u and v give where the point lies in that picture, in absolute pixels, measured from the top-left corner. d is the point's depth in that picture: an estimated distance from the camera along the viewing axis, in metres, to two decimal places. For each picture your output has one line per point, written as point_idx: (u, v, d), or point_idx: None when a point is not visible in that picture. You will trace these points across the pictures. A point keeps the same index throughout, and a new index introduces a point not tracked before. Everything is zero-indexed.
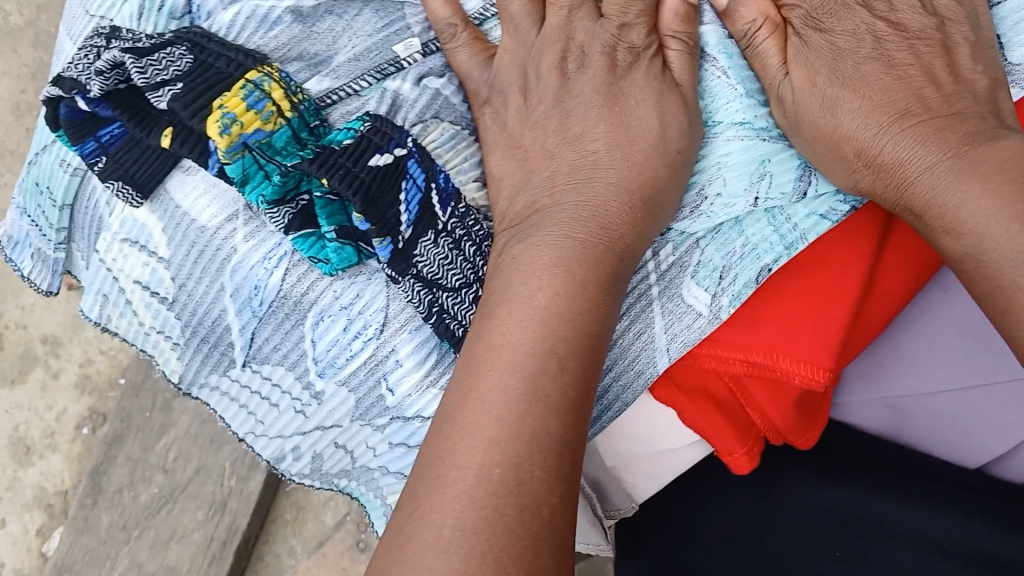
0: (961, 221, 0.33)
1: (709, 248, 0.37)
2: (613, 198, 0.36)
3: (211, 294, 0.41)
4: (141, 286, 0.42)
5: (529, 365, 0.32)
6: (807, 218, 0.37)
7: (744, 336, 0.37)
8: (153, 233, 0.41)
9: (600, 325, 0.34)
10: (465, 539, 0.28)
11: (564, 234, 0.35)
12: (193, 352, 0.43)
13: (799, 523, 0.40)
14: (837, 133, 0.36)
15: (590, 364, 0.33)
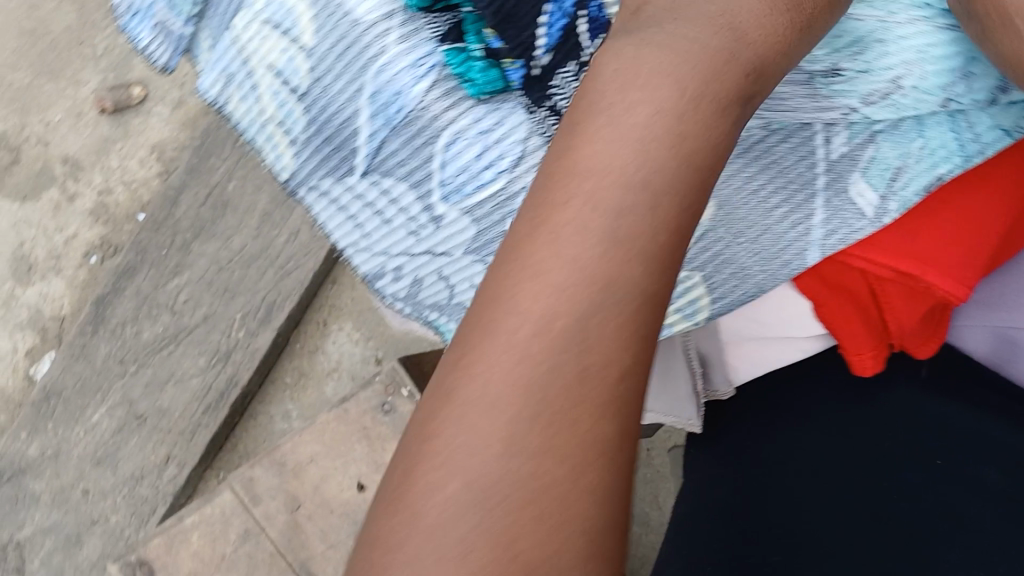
0: None
1: (884, 144, 0.36)
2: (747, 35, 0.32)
3: (348, 92, 0.39)
4: (274, 73, 0.40)
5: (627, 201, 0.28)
6: (990, 131, 0.36)
7: (906, 243, 0.37)
8: (301, 19, 0.39)
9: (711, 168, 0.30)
10: (537, 382, 0.27)
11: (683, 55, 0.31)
12: (311, 150, 0.41)
13: (901, 428, 0.42)
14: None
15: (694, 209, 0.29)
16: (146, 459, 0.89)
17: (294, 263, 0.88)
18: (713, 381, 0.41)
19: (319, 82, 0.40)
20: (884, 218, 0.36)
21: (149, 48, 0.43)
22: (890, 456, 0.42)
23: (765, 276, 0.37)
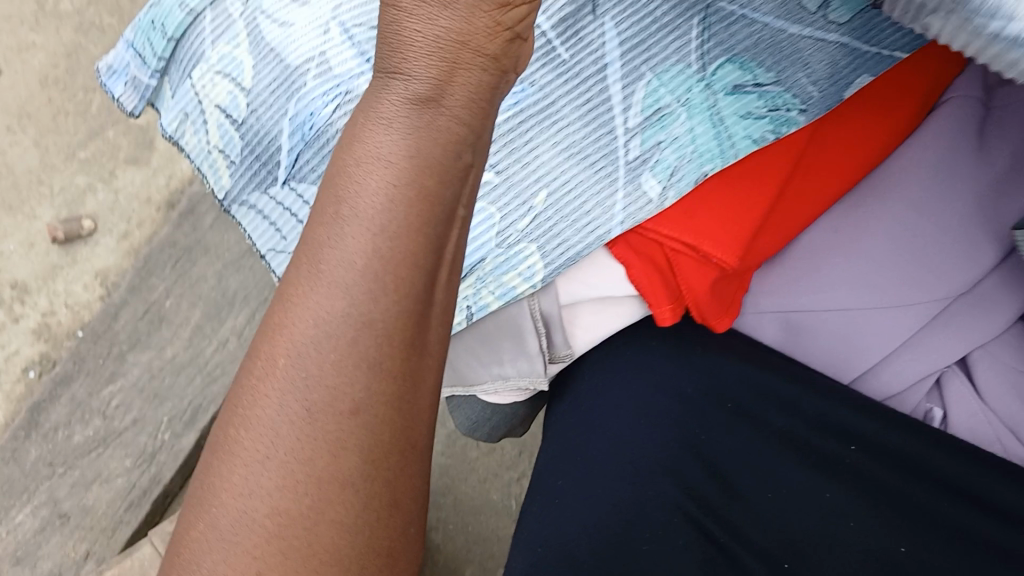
0: None
1: (666, 150, 0.49)
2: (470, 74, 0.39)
3: (275, 116, 0.51)
4: (220, 110, 0.52)
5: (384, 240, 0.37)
6: (743, 139, 0.49)
7: (688, 219, 0.49)
8: (244, 69, 0.51)
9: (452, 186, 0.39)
10: (294, 434, 0.36)
11: (415, 101, 0.38)
12: (245, 169, 0.53)
13: (705, 375, 0.53)
14: None
15: (437, 233, 0.39)
16: (65, 557, 0.92)
17: (220, 369, 0.97)
18: (555, 343, 0.52)
19: (254, 113, 0.51)
20: (665, 202, 0.48)
21: (122, 99, 0.56)
22: (694, 401, 0.53)
23: (583, 246, 0.48)
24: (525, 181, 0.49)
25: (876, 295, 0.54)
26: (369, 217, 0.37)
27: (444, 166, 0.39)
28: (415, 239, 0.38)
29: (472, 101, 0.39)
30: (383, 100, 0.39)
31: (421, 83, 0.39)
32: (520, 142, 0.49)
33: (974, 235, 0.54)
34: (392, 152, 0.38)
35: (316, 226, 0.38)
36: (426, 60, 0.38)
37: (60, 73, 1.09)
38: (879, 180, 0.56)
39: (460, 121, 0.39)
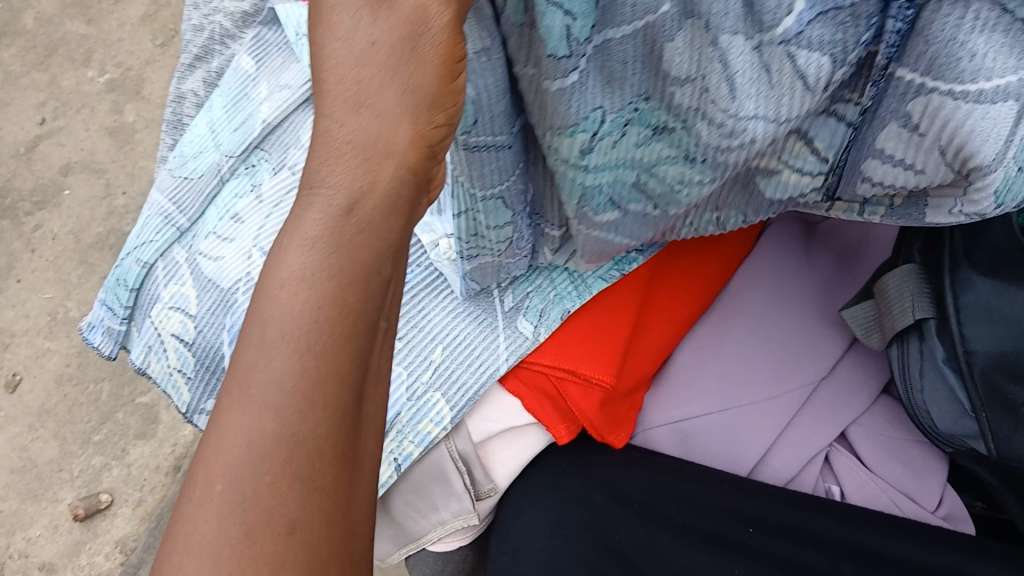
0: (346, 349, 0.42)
1: (534, 298, 0.60)
2: (380, 186, 0.43)
3: (217, 331, 0.62)
4: (176, 337, 0.63)
5: (306, 358, 0.42)
6: (595, 279, 0.59)
7: (559, 349, 0.58)
8: (189, 299, 0.63)
9: (366, 298, 0.43)
10: (224, 546, 0.41)
11: (323, 216, 0.43)
12: (200, 381, 0.64)
13: (608, 482, 0.60)
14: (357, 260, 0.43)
15: (352, 347, 0.43)
16: None
17: None
18: (477, 480, 0.60)
19: (201, 333, 0.62)
20: (538, 338, 0.58)
21: (100, 345, 0.68)
22: (600, 506, 0.59)
23: (478, 385, 0.58)
24: (423, 341, 0.59)
25: (748, 391, 0.62)
26: (293, 339, 0.42)
27: (364, 279, 0.43)
28: (339, 359, 0.42)
29: (385, 211, 0.44)
30: (305, 215, 0.43)
31: (335, 195, 0.43)
32: (413, 310, 0.60)
33: (818, 330, 0.64)
34: (306, 268, 0.42)
35: (245, 349, 0.43)
36: (353, 172, 0.43)
37: (72, 370, 1.21)
38: (725, 303, 0.65)
39: (374, 235, 0.43)
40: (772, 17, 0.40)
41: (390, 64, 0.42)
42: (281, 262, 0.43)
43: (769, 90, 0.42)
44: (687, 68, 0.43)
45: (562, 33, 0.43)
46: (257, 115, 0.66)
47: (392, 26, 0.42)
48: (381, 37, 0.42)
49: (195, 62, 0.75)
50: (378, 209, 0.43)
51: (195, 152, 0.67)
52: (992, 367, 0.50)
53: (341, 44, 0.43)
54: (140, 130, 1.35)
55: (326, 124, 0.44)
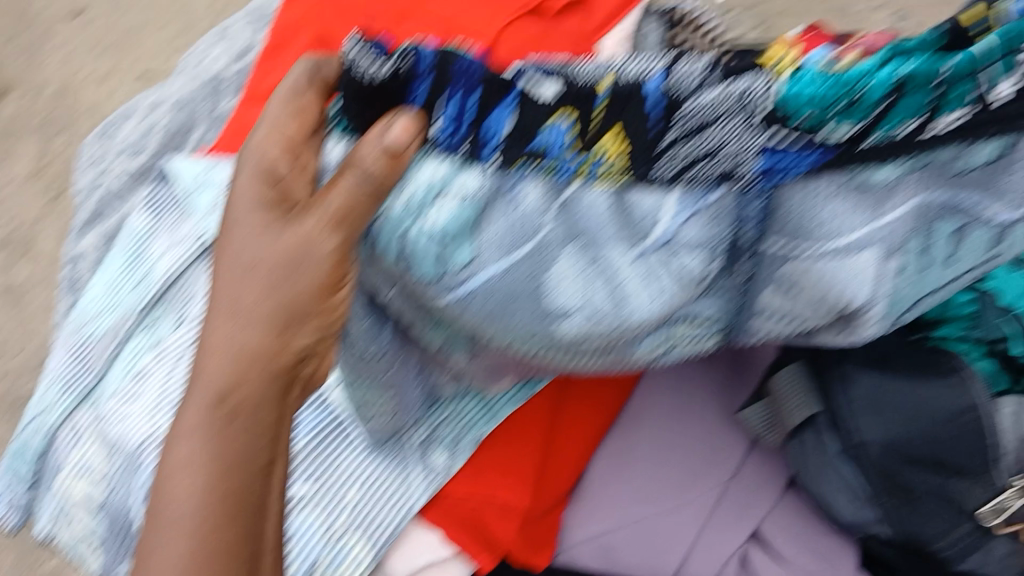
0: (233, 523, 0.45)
1: (444, 428, 0.59)
2: (253, 371, 0.46)
3: (125, 494, 0.61)
4: (85, 502, 0.63)
5: (195, 537, 0.45)
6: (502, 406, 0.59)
7: (473, 478, 0.59)
8: (98, 463, 0.63)
9: (254, 478, 0.46)
10: None
11: (201, 405, 0.46)
12: (111, 547, 0.62)
13: None
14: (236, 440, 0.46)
15: (240, 523, 0.46)
16: None
17: None
18: None
19: (110, 496, 0.62)
20: (451, 469, 0.59)
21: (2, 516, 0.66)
22: None
23: (395, 522, 0.58)
24: (336, 485, 0.58)
25: (664, 499, 0.64)
26: (183, 525, 0.45)
27: (247, 463, 0.46)
28: (226, 536, 0.45)
29: (259, 398, 0.47)
30: (189, 404, 0.46)
31: (212, 383, 0.46)
32: (327, 455, 0.59)
33: (723, 431, 0.66)
34: (193, 455, 0.45)
35: (156, 520, 0.45)
36: (223, 367, 0.46)
37: None
38: (630, 416, 0.67)
39: (250, 420, 0.46)
40: (649, 222, 0.44)
41: (268, 269, 0.46)
42: (171, 448, 0.46)
43: (651, 298, 0.45)
44: (575, 291, 0.46)
45: (434, 256, 0.45)
46: (155, 270, 0.66)
47: (271, 253, 0.46)
48: (267, 252, 0.46)
49: (88, 224, 0.76)
50: (251, 398, 0.46)
51: (96, 312, 0.67)
52: (888, 454, 0.53)
53: (230, 259, 0.47)
54: (31, 289, 1.33)
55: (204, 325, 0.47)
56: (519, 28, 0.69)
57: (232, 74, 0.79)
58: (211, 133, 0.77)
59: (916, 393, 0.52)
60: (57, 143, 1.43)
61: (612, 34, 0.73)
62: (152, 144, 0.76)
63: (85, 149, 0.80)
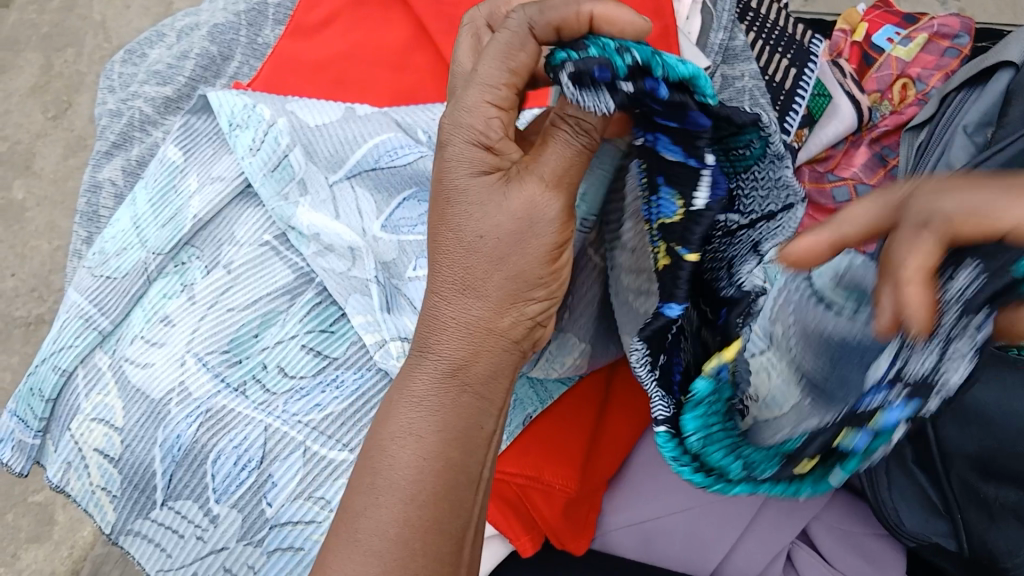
0: (454, 474, 0.43)
1: None
2: (478, 363, 0.45)
3: (147, 446, 0.57)
4: (98, 451, 0.58)
5: (415, 493, 0.42)
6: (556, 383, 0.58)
7: (523, 453, 0.56)
8: (115, 411, 0.58)
9: (471, 435, 0.44)
10: None
11: (432, 381, 0.44)
12: (127, 502, 0.57)
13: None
14: (465, 415, 0.44)
15: (455, 483, 0.43)
16: None
17: None
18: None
19: (128, 447, 0.57)
20: (501, 444, 0.55)
21: (8, 461, 0.62)
22: None
23: None
24: None
25: (706, 490, 0.60)
26: (405, 485, 0.42)
27: (469, 432, 0.44)
28: (437, 483, 0.43)
29: (489, 375, 0.45)
30: (416, 375, 0.45)
31: (447, 360, 0.45)
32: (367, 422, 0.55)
33: None
34: (420, 419, 0.44)
35: (353, 493, 0.43)
36: (458, 344, 0.45)
37: None
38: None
39: (478, 395, 0.45)
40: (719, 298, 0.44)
41: (499, 250, 0.44)
42: (395, 413, 0.44)
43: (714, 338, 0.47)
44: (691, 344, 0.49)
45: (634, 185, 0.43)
46: (187, 210, 0.62)
47: (501, 220, 0.43)
48: (487, 231, 0.44)
49: (112, 150, 0.71)
50: (489, 369, 0.45)
51: (118, 249, 0.62)
52: (970, 469, 0.51)
53: (454, 233, 0.45)
54: (30, 209, 1.28)
55: (434, 301, 0.46)
56: None
57: (276, 2, 0.74)
58: (250, 65, 0.72)
59: (1012, 410, 0.49)
60: (65, 56, 1.37)
61: None
62: (189, 67, 0.71)
63: (111, 69, 0.75)
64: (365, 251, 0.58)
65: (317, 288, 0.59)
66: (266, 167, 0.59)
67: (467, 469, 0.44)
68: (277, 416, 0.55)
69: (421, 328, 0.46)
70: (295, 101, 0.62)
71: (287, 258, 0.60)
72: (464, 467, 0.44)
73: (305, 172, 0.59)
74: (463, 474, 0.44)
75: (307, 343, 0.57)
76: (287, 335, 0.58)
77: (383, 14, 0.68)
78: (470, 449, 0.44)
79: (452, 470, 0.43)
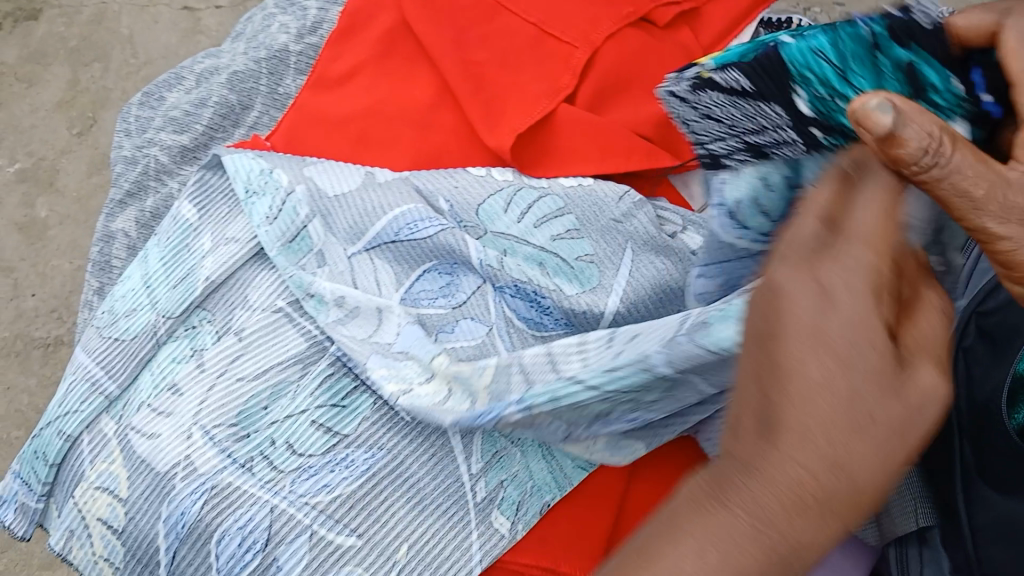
0: (673, 562, 0.35)
1: (508, 488, 0.55)
2: (800, 475, 0.34)
3: (151, 520, 0.55)
4: (102, 521, 0.57)
5: (708, 553, 0.34)
6: (573, 468, 0.56)
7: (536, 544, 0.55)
8: (120, 480, 0.57)
9: (810, 544, 0.34)
10: None
11: (726, 522, 0.35)
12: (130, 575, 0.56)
13: None
14: (774, 480, 0.34)
15: (782, 557, 0.34)
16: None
17: None
18: None
19: (132, 518, 0.56)
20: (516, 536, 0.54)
21: (12, 524, 0.61)
22: None
23: None
24: (386, 539, 0.52)
25: None
26: (746, 550, 0.34)
27: (803, 516, 0.34)
28: (801, 536, 0.34)
29: (782, 490, 0.34)
30: (734, 483, 0.35)
31: (726, 474, 0.36)
32: (376, 505, 0.53)
33: None
34: (748, 543, 0.34)
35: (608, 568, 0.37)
36: (779, 467, 0.34)
37: None
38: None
39: (823, 479, 0.34)
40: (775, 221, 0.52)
41: (831, 406, 0.34)
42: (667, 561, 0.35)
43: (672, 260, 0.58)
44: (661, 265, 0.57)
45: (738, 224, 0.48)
46: (199, 271, 0.61)
47: (815, 267, 0.36)
48: (814, 310, 0.35)
49: (125, 199, 0.69)
50: (872, 470, 0.34)
51: (128, 309, 0.61)
52: None
53: (839, 271, 0.36)
54: (52, 227, 1.27)
55: (738, 483, 0.35)
56: (622, 40, 0.63)
57: (299, 49, 0.71)
58: (270, 115, 0.71)
59: None
60: (92, 72, 1.36)
61: (722, 53, 0.67)
62: (207, 116, 0.70)
63: (127, 112, 0.73)
64: (393, 314, 0.56)
65: (331, 358, 0.57)
66: (284, 239, 0.58)
67: (805, 512, 0.34)
68: (284, 497, 0.53)
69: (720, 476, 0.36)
70: (313, 166, 0.60)
71: (301, 326, 0.59)
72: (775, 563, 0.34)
73: (323, 243, 0.57)
74: (773, 521, 0.34)
75: (317, 419, 0.56)
76: (298, 409, 0.56)
77: (409, 68, 0.66)
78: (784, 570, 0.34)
79: (795, 517, 0.34)
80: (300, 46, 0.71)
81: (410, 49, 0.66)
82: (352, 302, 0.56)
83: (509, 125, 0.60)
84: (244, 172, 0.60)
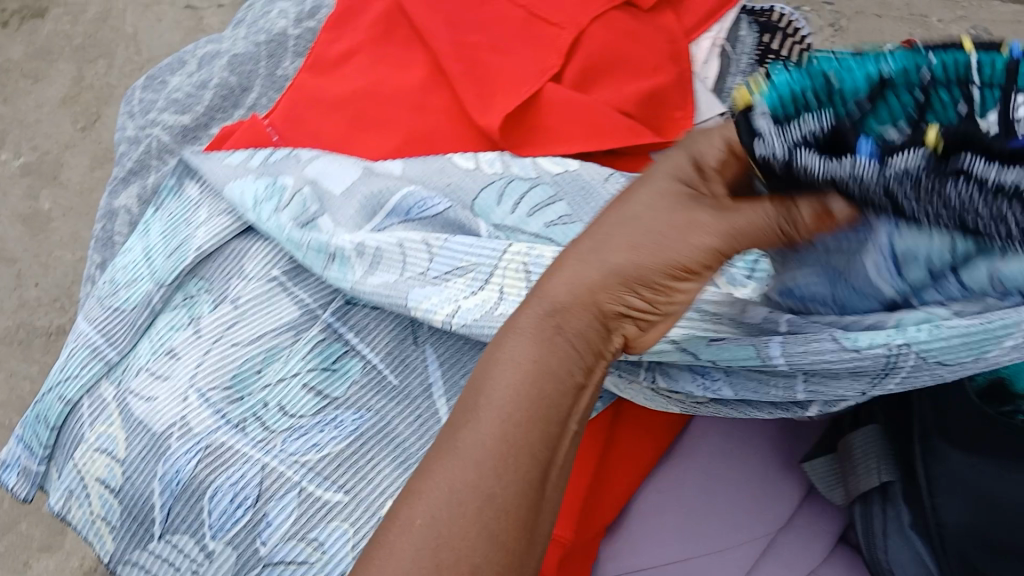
0: (486, 371, 0.42)
1: None
2: (585, 311, 0.43)
3: (147, 479, 0.57)
4: (101, 481, 0.59)
5: (525, 394, 0.41)
6: None
7: None
8: (118, 441, 0.59)
9: (572, 392, 0.42)
10: None
11: (530, 318, 0.43)
12: (125, 532, 0.58)
13: None
14: (569, 302, 0.43)
15: (532, 419, 0.41)
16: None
17: None
18: None
19: (128, 477, 0.58)
20: None
21: (15, 486, 0.63)
22: None
23: None
24: (371, 496, 0.54)
25: (704, 541, 0.60)
26: (519, 402, 0.41)
27: (573, 369, 0.42)
28: (548, 417, 0.41)
29: (581, 311, 0.43)
30: (525, 308, 0.43)
31: (551, 297, 0.43)
32: (363, 464, 0.55)
33: (774, 479, 0.62)
34: (544, 332, 0.42)
35: (443, 433, 0.42)
36: (574, 302, 0.43)
37: None
38: (682, 450, 0.63)
39: (579, 336, 0.43)
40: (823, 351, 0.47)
41: (626, 259, 0.43)
42: (494, 356, 0.42)
43: None
44: None
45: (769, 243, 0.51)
46: (192, 241, 0.62)
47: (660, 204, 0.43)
48: (643, 240, 0.42)
49: (128, 177, 0.71)
50: (574, 358, 0.43)
51: (128, 280, 0.63)
52: (965, 541, 0.48)
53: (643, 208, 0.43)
54: (56, 219, 1.29)
55: (526, 327, 0.42)
56: (610, 23, 0.65)
57: (297, 34, 0.74)
58: (269, 96, 0.73)
59: (1006, 480, 0.47)
60: (96, 69, 1.39)
61: (705, 37, 0.69)
62: (207, 97, 0.72)
63: (132, 94, 0.76)
64: (415, 250, 0.56)
65: (323, 325, 0.59)
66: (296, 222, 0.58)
67: (574, 391, 0.42)
68: (275, 455, 0.55)
69: (547, 295, 0.43)
70: (314, 164, 0.63)
71: (295, 294, 0.61)
72: (545, 399, 0.41)
73: (333, 234, 0.58)
74: (548, 372, 0.42)
75: (308, 382, 0.58)
76: (290, 373, 0.58)
77: (404, 51, 0.67)
78: (558, 406, 0.41)
79: (550, 370, 0.42)
80: (299, 30, 0.74)
81: (405, 35, 0.68)
82: (373, 250, 0.57)
83: (499, 108, 0.62)
84: (246, 190, 0.61)
